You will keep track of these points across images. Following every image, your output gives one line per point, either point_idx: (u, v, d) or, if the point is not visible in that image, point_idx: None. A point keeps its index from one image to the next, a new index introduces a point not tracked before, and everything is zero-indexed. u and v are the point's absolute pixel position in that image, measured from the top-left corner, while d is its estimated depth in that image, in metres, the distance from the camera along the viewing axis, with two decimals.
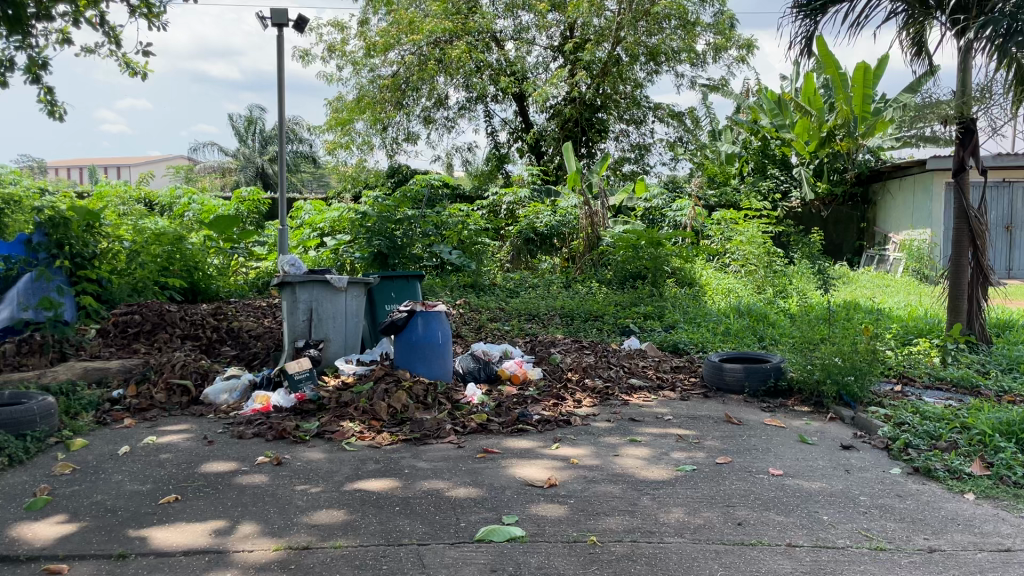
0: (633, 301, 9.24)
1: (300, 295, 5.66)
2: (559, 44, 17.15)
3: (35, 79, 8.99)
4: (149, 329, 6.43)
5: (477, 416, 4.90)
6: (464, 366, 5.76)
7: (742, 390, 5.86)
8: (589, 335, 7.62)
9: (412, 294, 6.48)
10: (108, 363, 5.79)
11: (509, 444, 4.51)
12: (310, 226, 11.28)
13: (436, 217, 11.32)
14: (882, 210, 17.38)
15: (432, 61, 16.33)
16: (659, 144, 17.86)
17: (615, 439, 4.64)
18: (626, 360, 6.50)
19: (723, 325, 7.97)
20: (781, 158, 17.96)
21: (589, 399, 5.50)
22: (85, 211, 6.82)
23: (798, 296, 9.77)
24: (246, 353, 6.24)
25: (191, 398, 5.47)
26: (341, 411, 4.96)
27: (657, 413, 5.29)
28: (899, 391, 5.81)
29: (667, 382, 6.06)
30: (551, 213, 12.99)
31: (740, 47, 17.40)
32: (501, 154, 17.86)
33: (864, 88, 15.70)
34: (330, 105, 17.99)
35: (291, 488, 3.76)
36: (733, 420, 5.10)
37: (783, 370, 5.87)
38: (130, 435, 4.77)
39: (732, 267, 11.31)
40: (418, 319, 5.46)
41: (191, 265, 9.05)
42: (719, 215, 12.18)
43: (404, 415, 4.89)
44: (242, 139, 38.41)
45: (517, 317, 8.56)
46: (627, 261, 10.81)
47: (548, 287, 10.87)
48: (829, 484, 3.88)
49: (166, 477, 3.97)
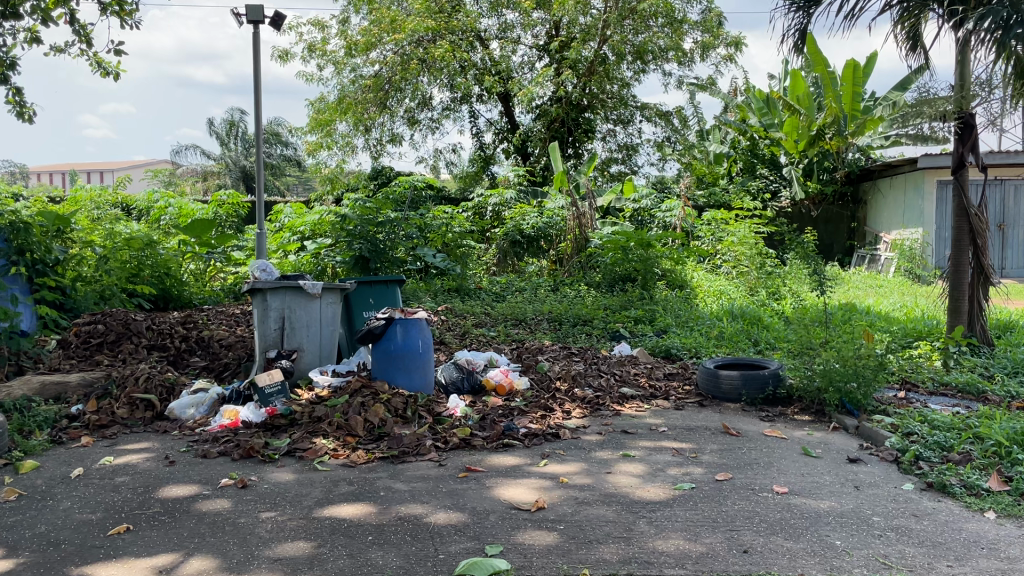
0: (623, 305, 8.97)
1: (271, 302, 5.35)
2: (544, 43, 16.92)
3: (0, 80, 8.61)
4: (113, 340, 6.07)
5: (459, 430, 4.59)
6: (447, 376, 5.45)
7: (738, 399, 5.58)
8: (578, 340, 7.32)
9: (393, 299, 6.15)
10: (68, 377, 5.45)
11: (494, 460, 4.21)
12: (291, 230, 10.96)
13: (420, 219, 11.02)
14: (873, 210, 17.19)
15: (416, 60, 16.02)
16: (647, 144, 17.63)
17: (607, 454, 4.34)
18: (617, 367, 6.20)
19: (716, 329, 7.70)
20: (770, 158, 17.83)
21: (579, 410, 5.20)
22: (54, 216, 6.65)
23: (792, 297, 9.53)
24: (216, 364, 5.91)
25: (156, 413, 5.13)
26: (314, 426, 4.64)
27: (650, 424, 5.00)
28: (903, 398, 5.54)
29: (660, 391, 5.77)
30: (538, 215, 12.72)
31: (728, 45, 17.20)
32: (486, 155, 17.56)
33: (854, 86, 15.43)
34: (312, 106, 17.65)
35: (255, 516, 3.44)
36: (731, 432, 4.82)
37: (781, 376, 5.60)
38: (85, 455, 4.43)
39: (723, 270, 11.06)
40: (397, 326, 5.14)
41: (163, 272, 8.69)
42: (710, 214, 11.92)
43: (382, 431, 4.57)
44: (224, 143, 37.77)
45: (504, 323, 8.26)
46: (615, 263, 10.48)
47: (535, 290, 10.57)
48: (839, 504, 3.60)
49: (119, 504, 3.63)
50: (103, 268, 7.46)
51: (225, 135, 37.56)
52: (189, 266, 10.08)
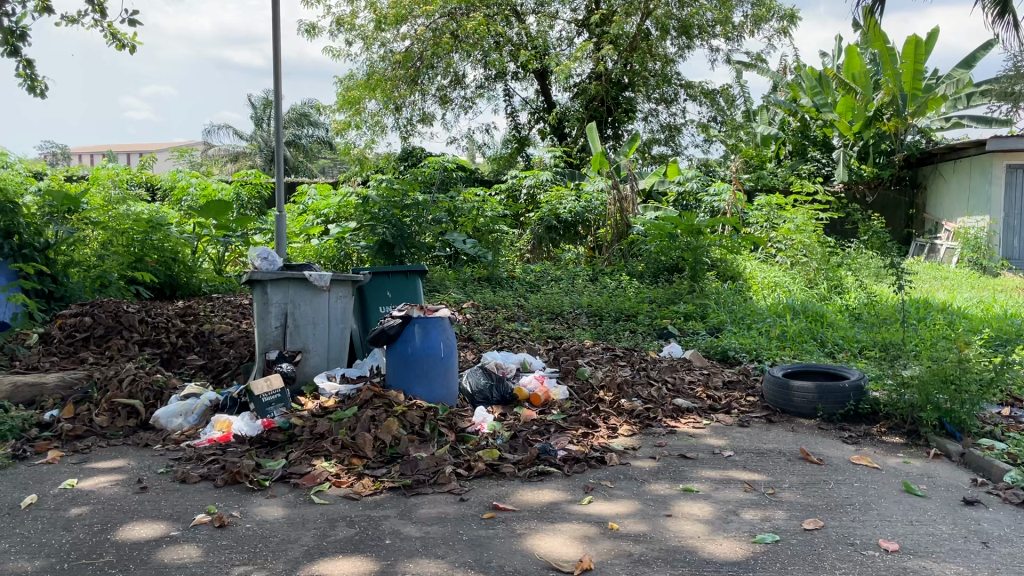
0: (670, 298, 8.16)
1: (272, 296, 4.66)
2: (583, 18, 16.08)
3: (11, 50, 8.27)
4: (101, 334, 5.40)
5: (486, 453, 3.86)
6: (473, 384, 4.70)
7: (814, 414, 4.79)
8: (622, 339, 6.55)
9: (413, 293, 5.41)
10: (45, 378, 4.78)
11: (528, 495, 3.45)
12: (314, 212, 10.29)
13: (449, 202, 10.31)
14: (933, 197, 16.06)
15: (448, 34, 15.25)
16: (691, 125, 16.73)
17: (664, 488, 3.58)
18: (668, 373, 5.41)
19: (776, 328, 6.84)
20: (822, 139, 16.74)
21: (627, 426, 4.44)
22: (61, 196, 6.64)
23: (857, 291, 8.64)
24: (214, 364, 5.25)
25: (140, 421, 4.48)
26: (314, 445, 3.92)
27: (712, 446, 4.23)
28: (1013, 418, 4.71)
29: (720, 403, 4.98)
30: (575, 198, 11.87)
31: (780, 18, 16.23)
32: (522, 136, 16.77)
33: (914, 63, 14.58)
34: (340, 83, 16.97)
35: (227, 572, 2.74)
36: (813, 460, 4.03)
37: (864, 389, 4.78)
38: (47, 474, 3.76)
39: (779, 260, 10.17)
40: (415, 327, 4.41)
41: (170, 257, 8.05)
42: (763, 199, 10.99)
43: (394, 453, 3.85)
44: (259, 123, 37.47)
45: (538, 317, 7.49)
46: (661, 252, 9.69)
47: (573, 280, 9.78)
48: (970, 570, 2.80)
49: (66, 550, 2.94)
50: (99, 253, 6.87)
51: (261, 114, 37.31)
52: (207, 250, 9.47)
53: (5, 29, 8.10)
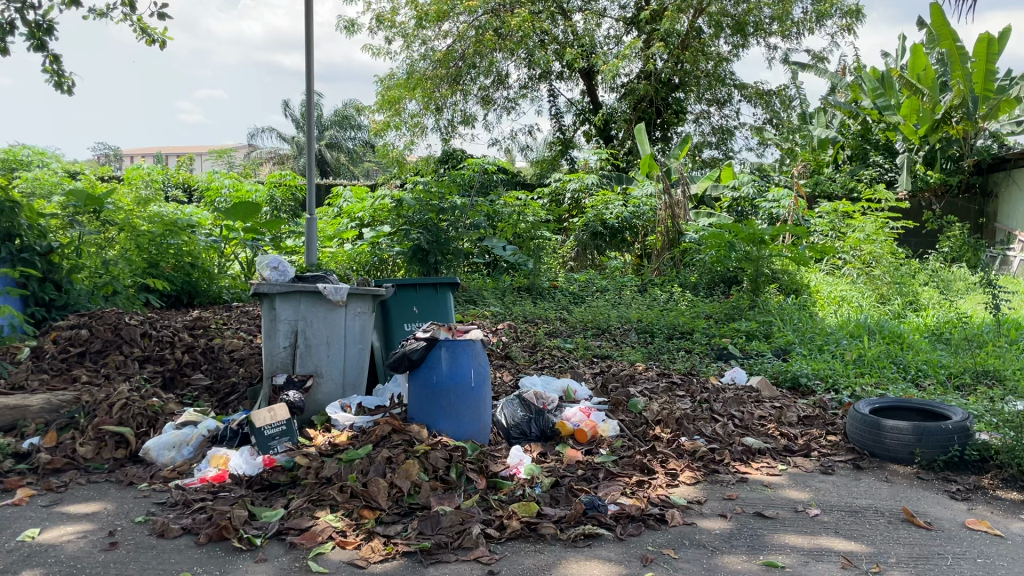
0: (729, 314, 7.45)
1: (281, 312, 4.08)
2: (632, 16, 15.39)
3: (38, 47, 7.93)
4: (98, 349, 4.88)
5: (523, 507, 3.21)
6: (510, 415, 4.07)
7: (911, 459, 4.06)
8: (677, 361, 5.87)
9: (443, 307, 4.81)
10: (29, 399, 4.25)
11: (572, 568, 2.80)
12: (349, 215, 9.73)
13: (489, 206, 9.71)
14: (1006, 204, 14.89)
15: (491, 31, 14.69)
16: (745, 127, 15.94)
17: (741, 561, 2.91)
18: (733, 406, 4.70)
19: (852, 351, 6.08)
20: (885, 143, 15.66)
21: (689, 473, 3.78)
22: (85, 197, 6.47)
23: (934, 309, 7.84)
24: (221, 385, 4.70)
25: (129, 453, 3.93)
26: (319, 492, 3.31)
27: (794, 501, 3.54)
28: None
29: (797, 444, 4.27)
30: (622, 203, 11.20)
31: (843, 15, 15.37)
32: (566, 139, 16.10)
33: (987, 62, 13.64)
34: (381, 82, 16.47)
35: None
36: (921, 524, 3.31)
37: (971, 432, 4.03)
38: (7, 522, 3.21)
39: (846, 272, 9.38)
40: (442, 352, 3.77)
41: (187, 262, 7.59)
42: (828, 206, 10.25)
43: (412, 505, 3.23)
44: (301, 126, 37.43)
45: (583, 333, 6.83)
46: (718, 262, 8.98)
47: (621, 291, 9.10)
48: None
49: None
50: (110, 257, 6.37)
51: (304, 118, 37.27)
52: (235, 255, 8.99)
53: (31, 22, 7.69)
